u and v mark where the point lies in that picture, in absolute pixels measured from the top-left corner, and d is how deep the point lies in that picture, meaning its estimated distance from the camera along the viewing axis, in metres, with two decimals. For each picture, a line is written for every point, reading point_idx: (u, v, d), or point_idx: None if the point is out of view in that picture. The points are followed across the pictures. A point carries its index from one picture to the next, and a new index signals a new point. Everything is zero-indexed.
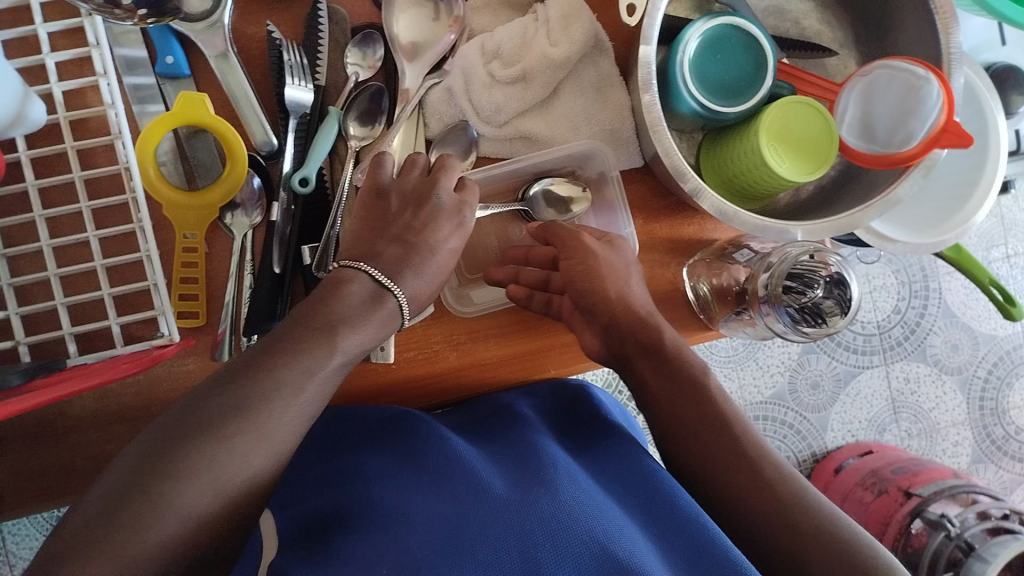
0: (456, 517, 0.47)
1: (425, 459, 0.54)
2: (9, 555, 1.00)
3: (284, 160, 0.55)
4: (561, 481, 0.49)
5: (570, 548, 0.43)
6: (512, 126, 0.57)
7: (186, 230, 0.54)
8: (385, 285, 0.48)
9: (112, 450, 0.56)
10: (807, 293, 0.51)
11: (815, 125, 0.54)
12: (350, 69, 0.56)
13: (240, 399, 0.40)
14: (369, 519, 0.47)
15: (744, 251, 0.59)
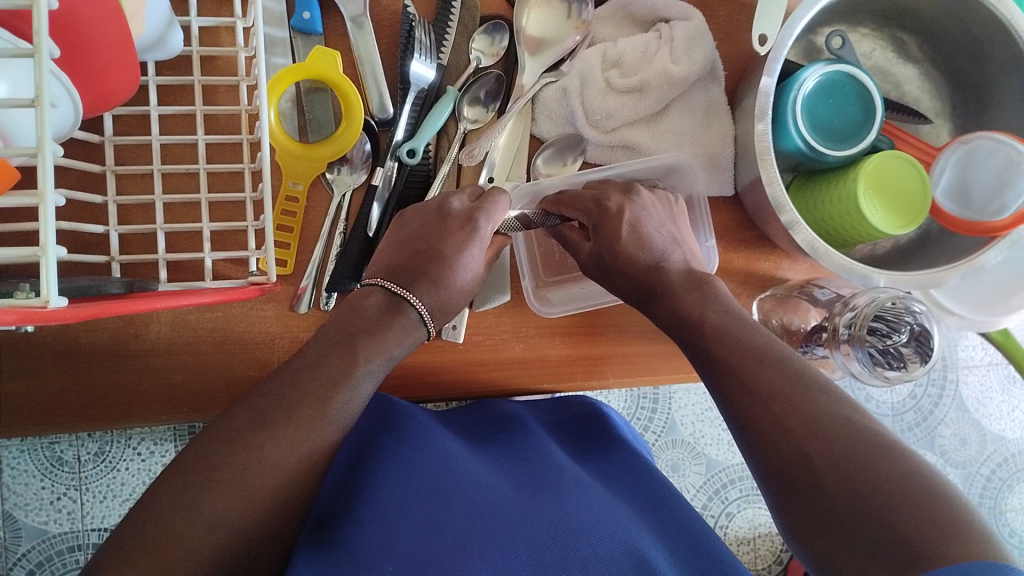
0: (456, 507, 0.48)
1: (421, 442, 0.54)
2: (2, 487, 0.84)
3: (397, 128, 0.57)
4: (567, 488, 0.49)
5: (587, 553, 0.44)
6: (618, 134, 0.59)
7: (292, 178, 0.56)
8: (400, 294, 0.50)
9: (177, 381, 0.56)
10: (892, 337, 0.58)
11: (892, 169, 0.55)
12: (473, 54, 0.58)
13: (296, 373, 0.44)
14: (386, 500, 0.49)
15: (825, 289, 0.62)
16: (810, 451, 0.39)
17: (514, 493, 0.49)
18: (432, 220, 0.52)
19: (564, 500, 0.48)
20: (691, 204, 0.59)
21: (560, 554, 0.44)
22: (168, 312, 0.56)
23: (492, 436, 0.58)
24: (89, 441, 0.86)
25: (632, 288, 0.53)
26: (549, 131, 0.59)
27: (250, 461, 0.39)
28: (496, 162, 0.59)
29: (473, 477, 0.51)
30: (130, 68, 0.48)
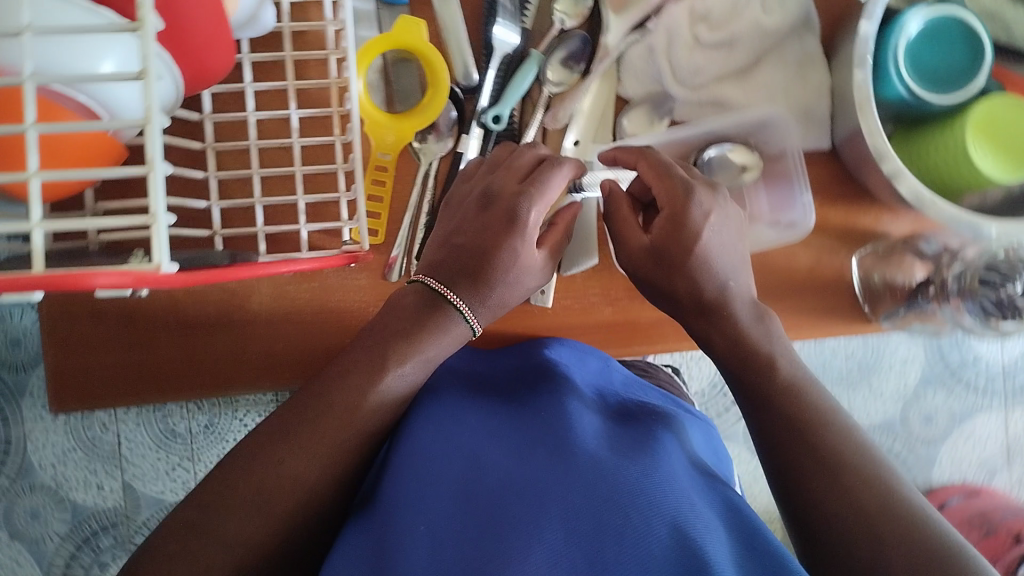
0: (482, 482, 0.44)
1: (432, 418, 0.50)
2: (122, 459, 0.89)
3: (481, 95, 0.57)
4: (591, 450, 0.45)
5: (619, 533, 0.40)
6: (706, 90, 0.57)
7: (381, 150, 0.56)
8: (439, 292, 0.49)
9: (281, 349, 0.58)
10: (1004, 287, 0.56)
11: (1002, 116, 0.52)
12: (557, 16, 0.57)
13: (332, 380, 0.46)
14: (406, 480, 0.46)
15: (931, 242, 0.59)
16: (835, 511, 0.43)
17: (539, 455, 0.45)
18: (475, 210, 0.50)
19: (587, 466, 0.43)
20: (784, 158, 0.57)
21: (586, 542, 0.39)
22: (269, 283, 0.58)
23: (516, 395, 0.54)
24: (201, 415, 0.89)
25: (685, 286, 0.49)
26: (634, 90, 0.58)
27: (268, 476, 0.43)
28: (582, 124, 0.58)
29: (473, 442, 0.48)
30: (225, 46, 0.49)
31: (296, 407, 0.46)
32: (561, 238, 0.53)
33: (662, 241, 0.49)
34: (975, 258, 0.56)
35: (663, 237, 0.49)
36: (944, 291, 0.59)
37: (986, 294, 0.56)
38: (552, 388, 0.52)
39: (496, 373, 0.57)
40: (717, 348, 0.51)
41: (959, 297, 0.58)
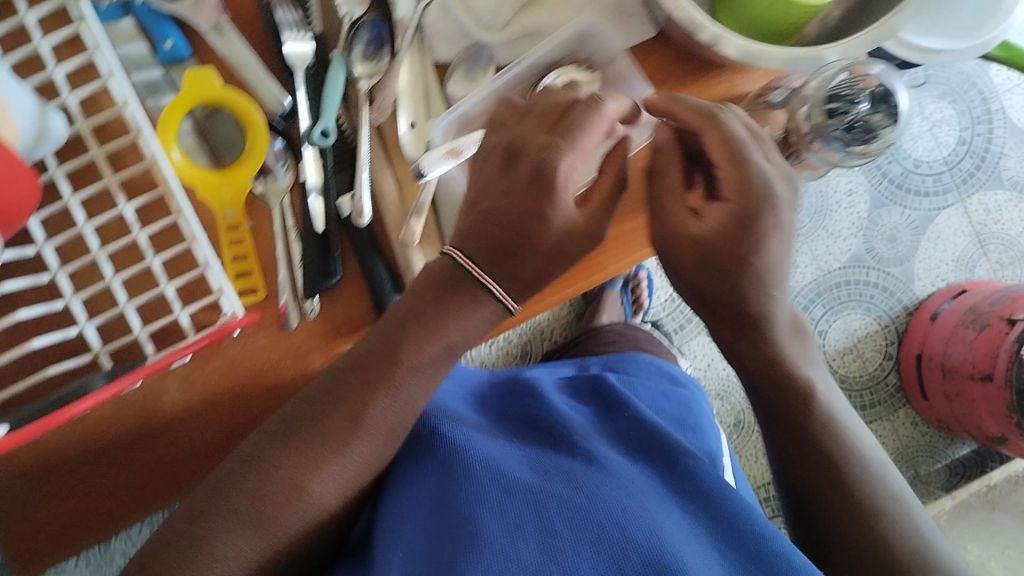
0: (467, 498, 0.53)
1: (438, 443, 0.58)
2: None
3: (299, 116, 0.55)
4: (584, 468, 0.57)
5: (582, 530, 0.51)
6: (515, 26, 0.55)
7: (224, 208, 0.55)
8: (477, 276, 0.50)
9: (209, 436, 0.58)
10: (852, 110, 0.55)
11: None
12: (344, 10, 0.55)
13: (359, 394, 0.51)
14: (406, 501, 0.56)
15: (779, 90, 0.57)
16: (834, 536, 0.53)
17: (529, 473, 0.56)
18: (500, 167, 0.51)
19: (576, 480, 0.55)
20: (615, 63, 0.56)
21: (545, 523, 0.51)
22: (175, 379, 0.56)
23: (526, 424, 0.65)
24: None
25: (722, 288, 0.51)
26: (449, 52, 0.56)
27: (301, 472, 0.50)
28: (411, 106, 0.56)
29: (480, 453, 0.57)
30: (16, 174, 0.47)
31: (295, 413, 0.52)
32: (613, 190, 0.51)
33: (722, 236, 0.49)
34: (815, 94, 0.54)
35: (719, 235, 0.49)
36: (801, 137, 0.56)
37: (837, 125, 0.55)
38: (562, 434, 0.62)
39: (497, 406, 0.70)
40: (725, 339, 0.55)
41: (818, 144, 0.56)
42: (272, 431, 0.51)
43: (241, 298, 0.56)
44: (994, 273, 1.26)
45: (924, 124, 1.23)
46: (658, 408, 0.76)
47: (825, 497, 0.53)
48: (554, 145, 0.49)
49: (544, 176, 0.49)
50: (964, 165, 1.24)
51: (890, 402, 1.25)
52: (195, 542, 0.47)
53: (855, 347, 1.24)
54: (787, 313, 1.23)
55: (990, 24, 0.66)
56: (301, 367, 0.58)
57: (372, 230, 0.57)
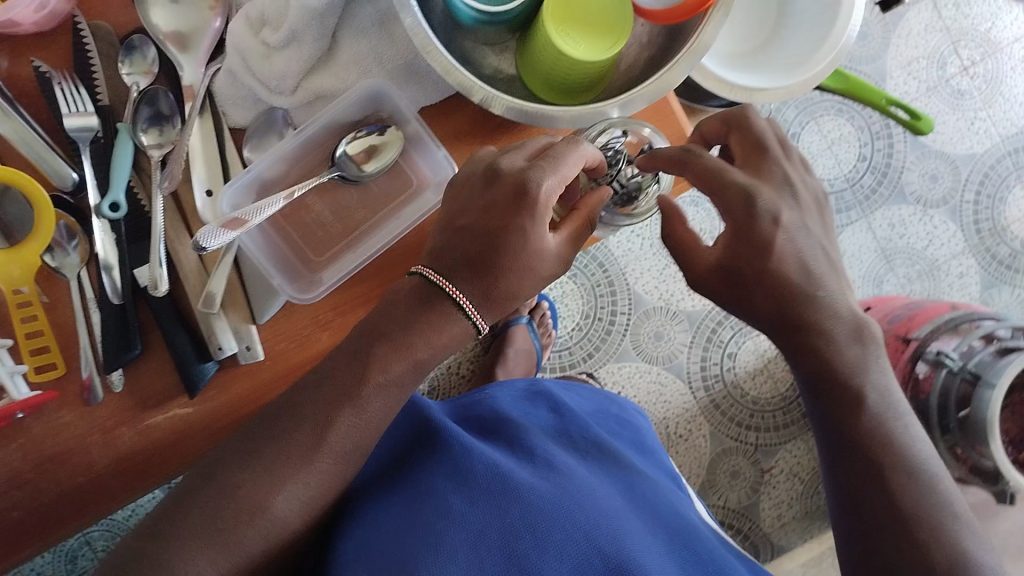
0: (445, 520, 0.49)
1: (444, 446, 0.55)
2: None
3: (88, 190, 0.54)
4: (553, 471, 0.55)
5: (548, 543, 0.49)
6: (304, 90, 0.55)
7: (15, 286, 0.53)
8: (472, 316, 0.48)
9: (16, 517, 0.54)
10: (616, 174, 0.56)
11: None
12: (129, 80, 0.55)
13: (300, 416, 0.47)
14: (370, 525, 0.51)
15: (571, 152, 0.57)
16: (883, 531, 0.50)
17: (485, 492, 0.51)
18: (480, 188, 0.49)
19: (525, 495, 0.51)
20: (412, 123, 0.55)
21: (509, 537, 0.49)
22: None
23: (485, 427, 0.61)
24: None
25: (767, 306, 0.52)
26: (243, 118, 0.55)
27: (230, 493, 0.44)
28: (204, 173, 0.54)
29: (454, 483, 0.52)
30: None
31: (235, 443, 0.47)
32: (586, 222, 0.51)
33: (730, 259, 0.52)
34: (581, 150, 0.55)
35: (732, 255, 0.52)
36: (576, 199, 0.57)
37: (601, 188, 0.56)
38: (521, 436, 0.59)
39: (548, 402, 0.66)
40: (768, 321, 0.53)
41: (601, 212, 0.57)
42: (241, 438, 0.47)
43: (39, 374, 0.55)
44: (902, 288, 1.18)
45: (823, 142, 1.17)
46: (603, 418, 0.70)
47: (874, 518, 0.50)
48: (534, 168, 0.47)
49: (528, 196, 0.47)
50: (865, 182, 1.18)
51: (801, 423, 1.21)
52: (161, 552, 0.43)
53: (765, 368, 1.21)
54: (694, 337, 1.20)
55: (816, 61, 0.63)
56: (109, 445, 0.55)
57: (175, 299, 0.56)
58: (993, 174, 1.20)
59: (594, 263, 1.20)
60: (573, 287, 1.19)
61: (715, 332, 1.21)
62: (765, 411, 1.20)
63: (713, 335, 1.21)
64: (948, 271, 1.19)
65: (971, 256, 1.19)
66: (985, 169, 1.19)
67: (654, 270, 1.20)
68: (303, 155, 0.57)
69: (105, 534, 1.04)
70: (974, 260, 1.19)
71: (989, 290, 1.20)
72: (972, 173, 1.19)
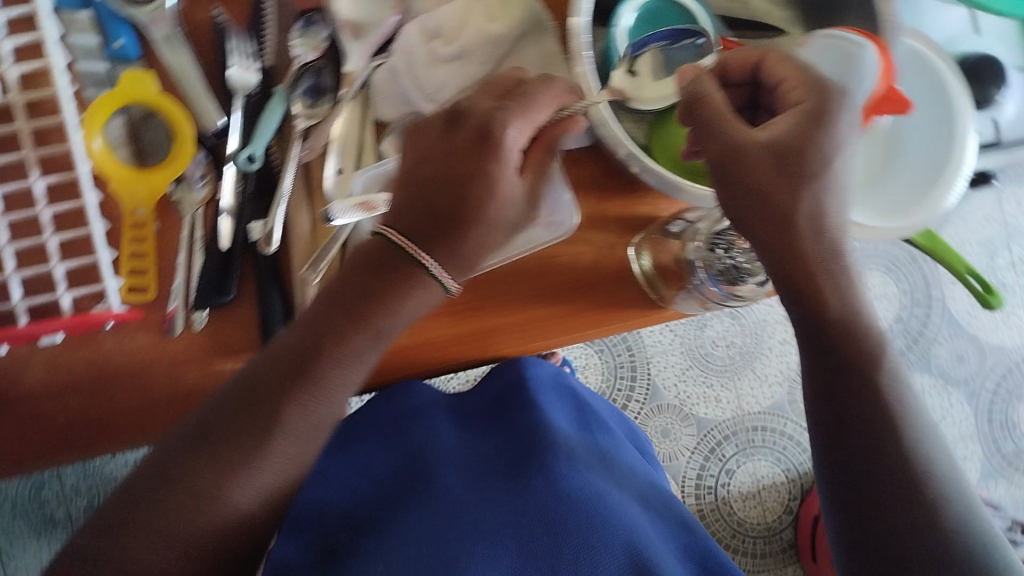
0: (466, 519, 0.60)
1: (444, 483, 0.64)
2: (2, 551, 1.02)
3: (230, 138, 0.56)
4: (562, 471, 0.63)
5: (591, 559, 0.57)
6: (455, 105, 0.57)
7: (135, 206, 0.56)
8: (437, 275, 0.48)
9: (63, 423, 0.56)
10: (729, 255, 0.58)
11: None
12: (296, 50, 0.57)
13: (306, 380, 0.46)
14: (410, 523, 0.60)
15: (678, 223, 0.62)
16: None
17: (504, 488, 0.62)
18: (441, 132, 0.49)
19: (551, 489, 0.61)
20: None
21: (529, 551, 0.58)
22: (42, 357, 0.56)
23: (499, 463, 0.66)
24: (80, 498, 1.04)
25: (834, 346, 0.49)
26: (390, 114, 0.58)
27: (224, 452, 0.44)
28: (341, 152, 0.57)
29: (469, 491, 0.63)
30: None
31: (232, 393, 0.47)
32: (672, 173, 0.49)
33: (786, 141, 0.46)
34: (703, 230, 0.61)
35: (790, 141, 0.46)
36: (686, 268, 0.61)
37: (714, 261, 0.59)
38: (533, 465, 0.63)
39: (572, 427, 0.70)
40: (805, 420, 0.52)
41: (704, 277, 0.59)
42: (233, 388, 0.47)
43: (129, 294, 0.56)
44: None
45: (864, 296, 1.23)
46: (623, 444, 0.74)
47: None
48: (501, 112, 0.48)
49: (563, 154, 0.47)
50: (897, 343, 1.20)
51: (780, 558, 1.20)
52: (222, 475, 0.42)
53: (759, 493, 1.21)
54: (698, 444, 1.21)
55: (910, 214, 0.67)
56: (171, 379, 0.57)
57: (275, 260, 0.58)
58: (1015, 371, 1.23)
59: (622, 346, 1.23)
60: (595, 362, 1.21)
61: (719, 445, 1.22)
62: (749, 536, 1.20)
63: (716, 448, 1.22)
64: (955, 450, 1.19)
65: (978, 441, 1.20)
66: (1010, 364, 1.24)
67: (676, 367, 1.23)
68: None
69: (77, 473, 1.04)
70: (980, 447, 1.20)
71: (987, 479, 1.20)
72: (996, 364, 1.23)
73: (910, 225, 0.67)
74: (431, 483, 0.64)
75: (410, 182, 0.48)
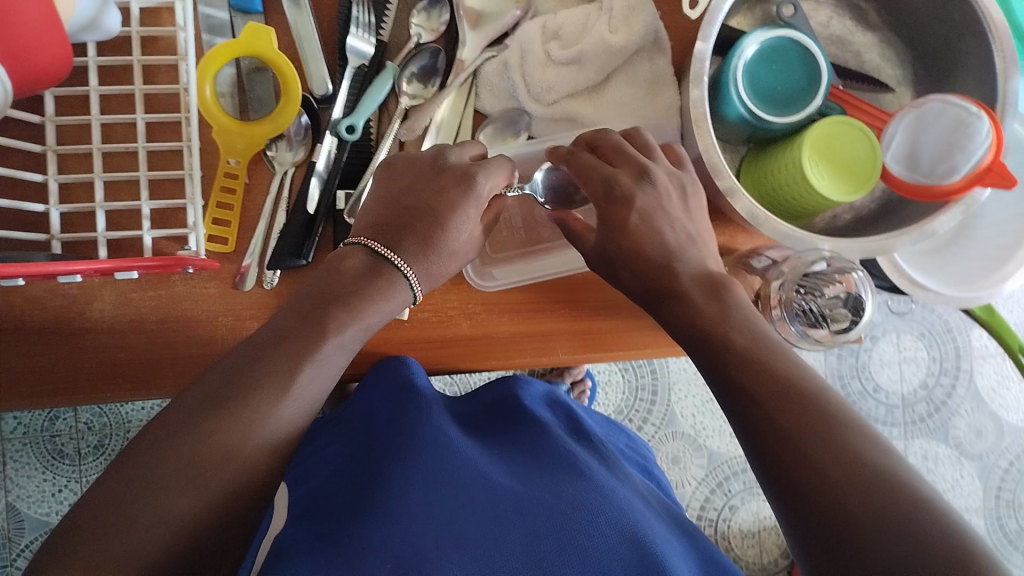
0: (465, 499, 0.49)
1: (449, 457, 0.53)
2: (6, 479, 0.98)
3: (335, 105, 0.57)
4: (571, 466, 0.53)
5: (567, 539, 0.47)
6: (559, 107, 0.58)
7: (230, 156, 0.56)
8: (387, 259, 0.48)
9: (122, 357, 0.56)
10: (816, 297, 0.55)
11: (838, 135, 0.53)
12: (414, 30, 0.59)
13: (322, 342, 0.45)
14: (391, 513, 0.47)
15: (762, 258, 0.58)
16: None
17: (516, 478, 0.52)
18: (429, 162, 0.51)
19: (558, 493, 0.50)
20: None
21: (532, 537, 0.47)
22: (112, 291, 0.56)
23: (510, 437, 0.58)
24: (90, 435, 1.00)
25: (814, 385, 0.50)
26: (492, 106, 0.59)
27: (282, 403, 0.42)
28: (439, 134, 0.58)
29: (473, 479, 0.51)
30: (60, 41, 0.48)
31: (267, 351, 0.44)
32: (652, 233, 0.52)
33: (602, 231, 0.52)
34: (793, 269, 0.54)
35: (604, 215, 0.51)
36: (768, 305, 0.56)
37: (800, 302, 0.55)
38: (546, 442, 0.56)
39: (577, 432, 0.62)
40: None
41: (782, 315, 0.55)
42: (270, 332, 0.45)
43: (209, 243, 0.56)
44: None
45: (895, 355, 1.18)
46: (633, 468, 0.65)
47: None
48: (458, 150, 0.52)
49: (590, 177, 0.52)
50: (918, 408, 1.18)
51: None
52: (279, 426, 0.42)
53: (758, 533, 1.19)
54: (706, 476, 1.20)
55: (976, 286, 0.65)
56: (235, 333, 0.57)
57: None
58: None
59: (647, 367, 1.22)
60: (618, 379, 1.21)
61: (725, 480, 1.20)
62: None
63: (723, 482, 1.20)
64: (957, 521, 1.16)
65: (983, 516, 1.17)
66: None
67: (698, 398, 1.22)
68: None
69: (94, 410, 1.00)
70: (984, 522, 1.17)
71: None
72: (1014, 444, 1.19)
73: (972, 300, 0.64)
74: (424, 423, 0.56)
75: (391, 204, 0.50)
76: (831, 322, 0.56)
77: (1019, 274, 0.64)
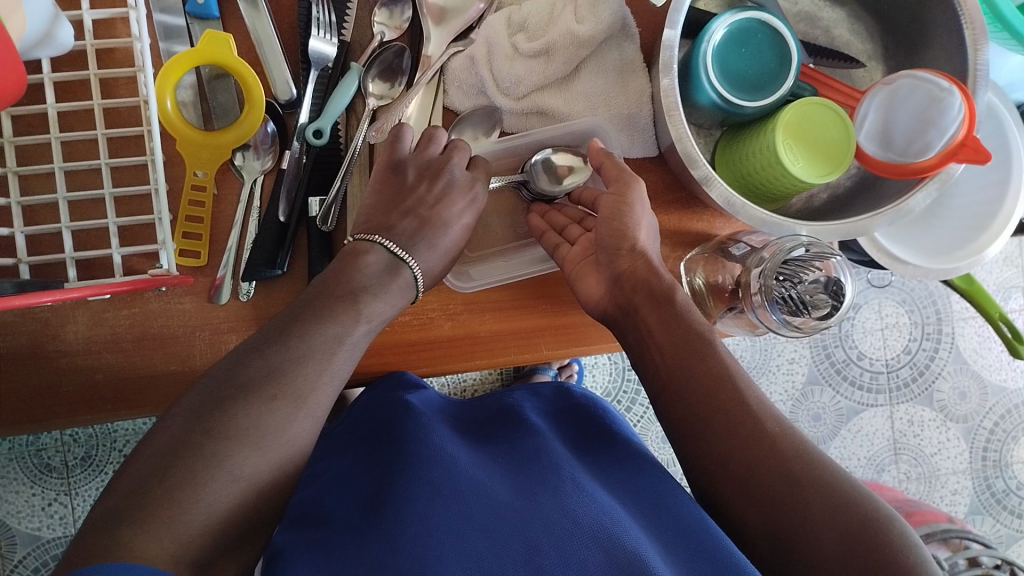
0: (459, 516, 0.49)
1: (443, 469, 0.53)
2: None
3: (301, 110, 0.56)
4: (565, 481, 0.52)
5: (568, 548, 0.47)
6: (530, 100, 0.58)
7: (197, 167, 0.55)
8: (400, 257, 0.52)
9: (101, 379, 0.55)
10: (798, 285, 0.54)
11: (812, 117, 0.53)
12: (377, 28, 0.57)
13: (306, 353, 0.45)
14: (383, 539, 0.47)
15: (741, 245, 0.59)
16: None
17: (512, 492, 0.52)
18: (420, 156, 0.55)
19: (560, 505, 0.49)
20: None
21: (533, 548, 0.47)
22: (85, 311, 0.54)
23: (504, 450, 0.58)
24: (77, 447, 0.98)
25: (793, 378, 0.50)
26: (462, 103, 0.58)
27: (264, 414, 0.42)
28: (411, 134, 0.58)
29: (465, 493, 0.51)
30: (12, 61, 0.46)
31: (246, 371, 0.44)
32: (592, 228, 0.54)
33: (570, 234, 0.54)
34: (773, 257, 0.54)
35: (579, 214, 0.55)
36: (750, 294, 0.57)
37: (782, 291, 0.54)
38: (538, 456, 0.55)
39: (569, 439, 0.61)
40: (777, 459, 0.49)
41: (762, 303, 0.55)
42: (251, 348, 0.45)
43: (181, 258, 0.55)
44: (898, 483, 1.17)
45: (877, 322, 1.17)
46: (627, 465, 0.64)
47: None
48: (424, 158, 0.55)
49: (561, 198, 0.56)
50: (901, 373, 1.18)
51: None
52: (262, 442, 0.41)
53: None
54: None
55: (956, 257, 0.65)
56: (214, 346, 0.56)
57: (331, 237, 0.57)
58: (1015, 413, 1.20)
59: None
60: (604, 362, 1.20)
61: None
62: None
63: None
64: (944, 484, 1.18)
65: (969, 477, 1.19)
66: (1011, 405, 1.20)
67: None
68: (496, 158, 0.60)
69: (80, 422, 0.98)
70: (971, 483, 1.19)
71: (973, 515, 1.19)
72: (998, 404, 1.20)
73: (951, 272, 0.64)
74: (420, 443, 0.56)
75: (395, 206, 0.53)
76: (812, 308, 0.55)
77: (996, 243, 0.64)
